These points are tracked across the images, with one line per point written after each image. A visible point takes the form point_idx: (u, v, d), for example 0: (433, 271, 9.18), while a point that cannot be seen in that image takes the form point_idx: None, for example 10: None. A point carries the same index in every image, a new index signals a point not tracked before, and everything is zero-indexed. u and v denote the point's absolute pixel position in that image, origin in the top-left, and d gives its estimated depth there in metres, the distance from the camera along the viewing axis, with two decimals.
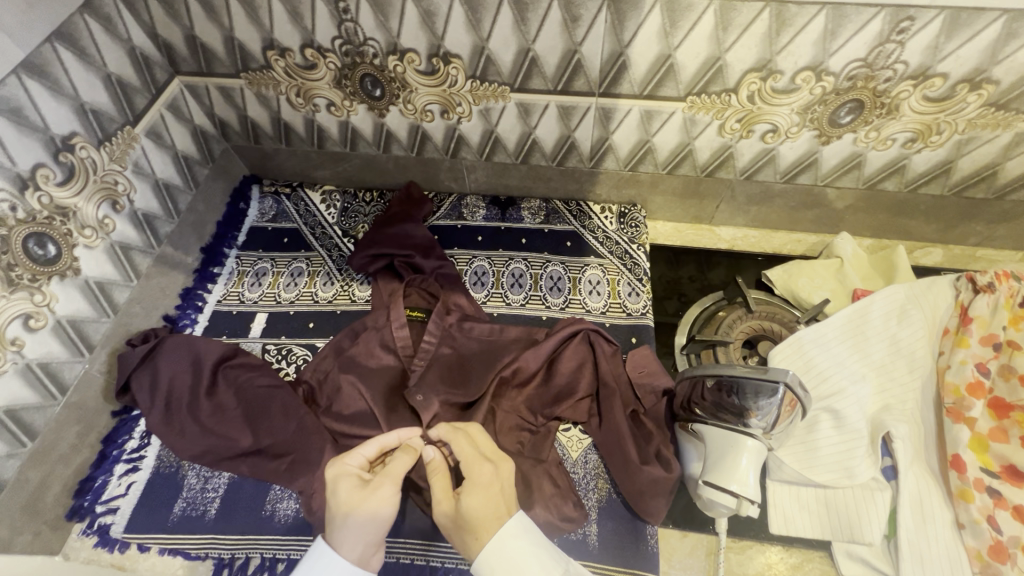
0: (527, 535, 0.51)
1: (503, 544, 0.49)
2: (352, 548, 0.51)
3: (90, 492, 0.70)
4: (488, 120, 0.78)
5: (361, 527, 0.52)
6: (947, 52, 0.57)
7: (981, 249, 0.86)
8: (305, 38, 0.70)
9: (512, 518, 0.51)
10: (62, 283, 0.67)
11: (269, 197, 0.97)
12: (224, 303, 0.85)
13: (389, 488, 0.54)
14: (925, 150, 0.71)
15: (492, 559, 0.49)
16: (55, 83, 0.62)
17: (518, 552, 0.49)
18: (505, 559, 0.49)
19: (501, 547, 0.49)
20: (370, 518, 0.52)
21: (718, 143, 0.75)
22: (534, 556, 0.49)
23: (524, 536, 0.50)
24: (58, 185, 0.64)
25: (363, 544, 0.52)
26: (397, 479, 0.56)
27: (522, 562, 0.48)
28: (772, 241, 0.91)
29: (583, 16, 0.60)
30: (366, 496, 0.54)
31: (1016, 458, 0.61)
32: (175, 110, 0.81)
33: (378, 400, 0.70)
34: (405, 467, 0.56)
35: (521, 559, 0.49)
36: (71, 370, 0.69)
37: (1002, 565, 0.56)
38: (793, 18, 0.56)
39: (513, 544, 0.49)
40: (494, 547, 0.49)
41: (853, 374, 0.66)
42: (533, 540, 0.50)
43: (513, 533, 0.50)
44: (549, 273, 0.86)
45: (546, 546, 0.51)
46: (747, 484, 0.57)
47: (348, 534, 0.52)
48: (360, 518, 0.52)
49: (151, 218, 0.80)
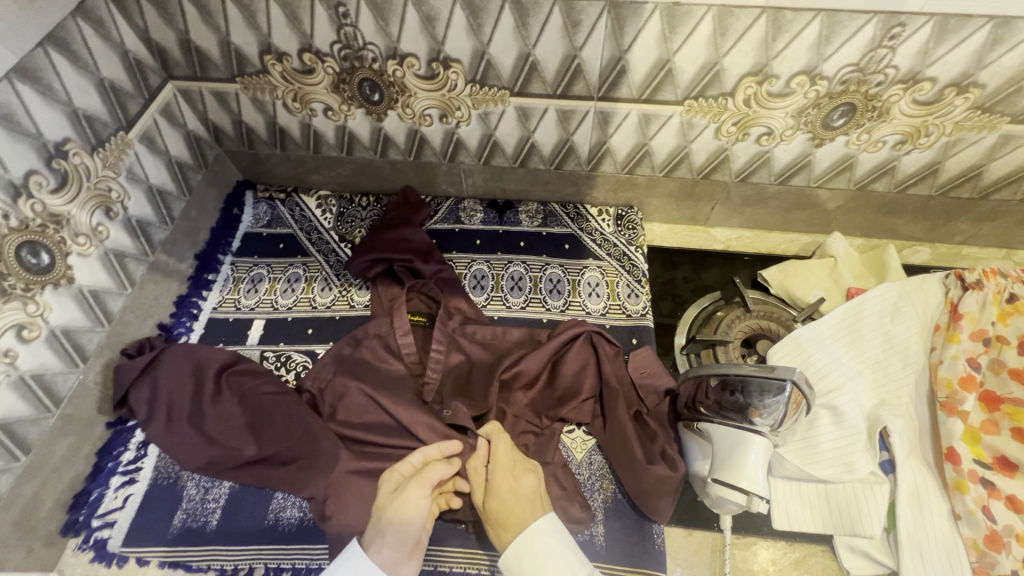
0: (555, 535, 0.54)
1: (531, 542, 0.53)
2: (380, 553, 0.55)
3: (85, 505, 0.68)
4: (487, 124, 0.79)
5: (392, 528, 0.57)
6: (936, 57, 0.59)
7: (965, 247, 0.89)
8: (303, 43, 0.70)
9: (542, 518, 0.55)
10: (55, 292, 0.65)
11: (264, 202, 0.96)
12: (219, 310, 0.84)
13: (421, 491, 0.59)
14: (914, 151, 0.73)
15: (519, 552, 0.53)
16: (47, 88, 0.61)
17: (546, 549, 0.53)
18: (535, 554, 0.53)
19: (529, 543, 0.53)
20: (395, 517, 0.58)
21: (714, 146, 0.76)
22: (559, 555, 0.53)
23: (551, 536, 0.54)
24: (51, 192, 0.63)
25: (393, 551, 0.55)
26: (427, 484, 0.60)
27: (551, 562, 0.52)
28: (765, 242, 0.92)
29: (583, 21, 0.61)
30: (401, 501, 0.59)
31: (1008, 450, 0.63)
32: (168, 115, 0.80)
33: (394, 406, 0.69)
34: (440, 476, 0.61)
35: (548, 557, 0.52)
36: (65, 382, 0.67)
37: (998, 554, 0.58)
38: (789, 24, 0.58)
39: (543, 540, 0.53)
40: (522, 542, 0.53)
41: (849, 370, 0.68)
42: (561, 540, 0.54)
43: (541, 531, 0.54)
44: (548, 276, 0.86)
45: (574, 549, 0.54)
46: (755, 481, 0.58)
47: (377, 536, 0.56)
48: (390, 520, 0.57)
49: (145, 224, 0.78)
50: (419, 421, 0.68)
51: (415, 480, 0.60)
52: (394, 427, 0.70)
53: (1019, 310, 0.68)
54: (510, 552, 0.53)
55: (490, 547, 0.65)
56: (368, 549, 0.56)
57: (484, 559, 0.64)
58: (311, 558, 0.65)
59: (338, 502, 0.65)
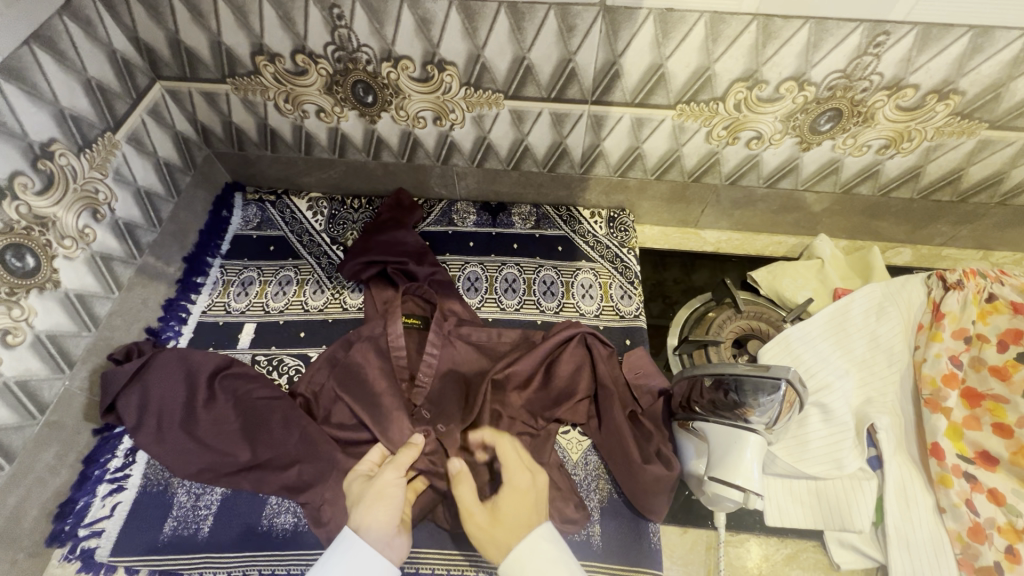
0: (554, 542, 0.54)
1: (535, 546, 0.53)
2: (372, 529, 0.55)
3: (71, 515, 0.66)
4: (481, 127, 0.79)
5: (379, 509, 0.57)
6: (919, 64, 0.61)
7: (945, 248, 0.92)
8: (296, 44, 0.69)
9: (539, 525, 0.55)
10: (41, 296, 0.64)
11: (253, 205, 0.95)
12: (209, 313, 0.83)
13: (393, 475, 0.61)
14: (897, 156, 0.75)
15: (520, 559, 0.52)
16: (33, 87, 0.60)
17: (547, 555, 0.52)
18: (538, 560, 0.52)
19: (532, 548, 0.53)
20: (374, 499, 0.59)
21: (706, 150, 0.78)
22: (559, 560, 0.52)
23: (550, 543, 0.54)
24: (36, 194, 0.62)
25: (383, 528, 0.56)
26: (400, 467, 0.62)
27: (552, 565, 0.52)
28: (754, 244, 0.94)
29: (578, 26, 0.61)
30: (376, 490, 0.60)
31: (988, 445, 0.66)
32: (156, 115, 0.79)
33: (376, 429, 0.68)
34: (410, 458, 0.63)
35: (550, 564, 0.52)
36: (51, 389, 0.66)
37: (981, 545, 0.59)
38: (779, 31, 0.59)
39: (543, 549, 0.53)
40: (525, 548, 0.53)
41: (837, 369, 0.69)
42: (559, 546, 0.54)
43: (541, 538, 0.53)
44: (542, 278, 0.87)
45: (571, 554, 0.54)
46: (751, 479, 0.58)
47: (366, 519, 0.56)
48: (375, 504, 0.58)
49: (133, 227, 0.77)
50: (395, 437, 0.68)
51: (390, 465, 0.62)
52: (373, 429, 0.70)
53: (998, 310, 0.71)
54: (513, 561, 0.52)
55: (470, 549, 0.65)
56: (356, 529, 0.55)
57: (464, 559, 0.65)
58: (306, 563, 0.64)
59: (334, 508, 0.64)
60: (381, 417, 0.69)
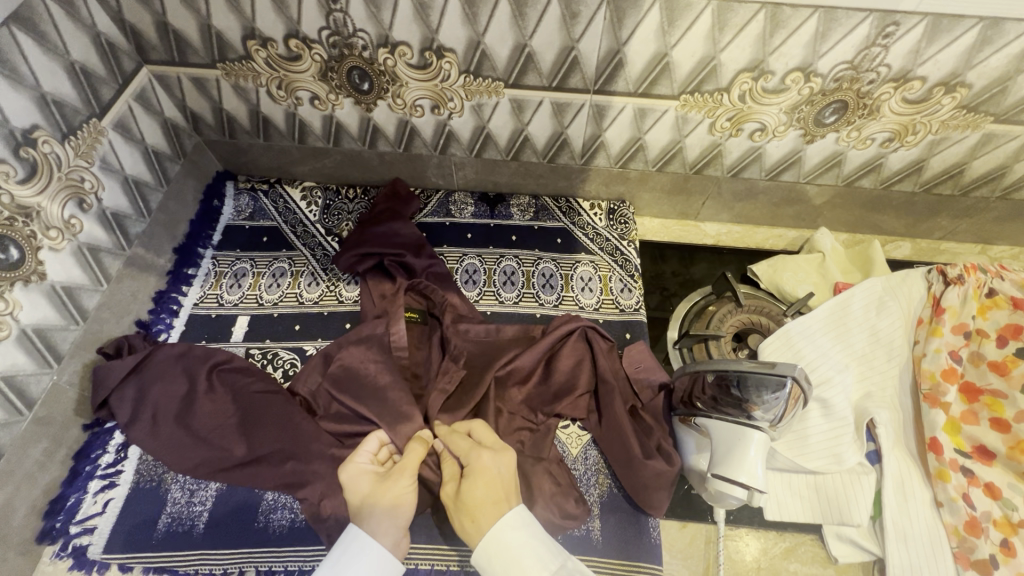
0: (524, 529, 0.53)
1: (497, 538, 0.52)
2: (387, 534, 0.55)
3: (62, 512, 0.65)
4: (480, 116, 0.77)
5: (390, 514, 0.56)
6: (927, 57, 0.60)
7: (945, 243, 0.92)
8: (290, 28, 0.67)
9: (506, 513, 0.53)
10: (26, 289, 0.62)
11: (246, 194, 0.93)
12: (201, 306, 0.81)
13: (406, 480, 0.58)
14: (901, 149, 0.74)
15: (489, 553, 0.51)
16: (14, 71, 0.57)
17: (514, 544, 0.51)
18: (504, 553, 0.51)
19: (495, 540, 0.52)
20: (392, 505, 0.56)
21: (709, 141, 0.77)
22: (527, 547, 0.51)
23: (519, 530, 0.52)
24: (19, 182, 0.59)
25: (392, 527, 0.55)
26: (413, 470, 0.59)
27: (520, 555, 0.51)
28: (754, 237, 0.94)
29: (582, 13, 0.60)
30: (387, 489, 0.58)
31: (986, 439, 0.66)
32: (143, 101, 0.76)
33: (380, 421, 0.66)
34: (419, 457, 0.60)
35: (519, 551, 0.51)
36: (38, 384, 0.64)
37: (977, 539, 0.60)
38: (787, 19, 0.57)
39: (509, 539, 0.52)
40: (489, 541, 0.52)
41: (838, 363, 0.69)
42: (530, 533, 0.52)
43: (506, 526, 0.52)
44: (541, 270, 0.86)
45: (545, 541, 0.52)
46: (755, 476, 0.57)
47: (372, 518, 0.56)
48: (388, 508, 0.56)
49: (120, 217, 0.75)
50: (402, 429, 0.65)
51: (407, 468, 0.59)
52: (367, 423, 0.67)
53: (998, 305, 0.70)
54: (479, 552, 0.52)
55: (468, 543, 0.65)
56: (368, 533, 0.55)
57: (463, 554, 0.64)
58: (305, 560, 0.63)
59: (333, 503, 0.64)
60: (378, 409, 0.67)
